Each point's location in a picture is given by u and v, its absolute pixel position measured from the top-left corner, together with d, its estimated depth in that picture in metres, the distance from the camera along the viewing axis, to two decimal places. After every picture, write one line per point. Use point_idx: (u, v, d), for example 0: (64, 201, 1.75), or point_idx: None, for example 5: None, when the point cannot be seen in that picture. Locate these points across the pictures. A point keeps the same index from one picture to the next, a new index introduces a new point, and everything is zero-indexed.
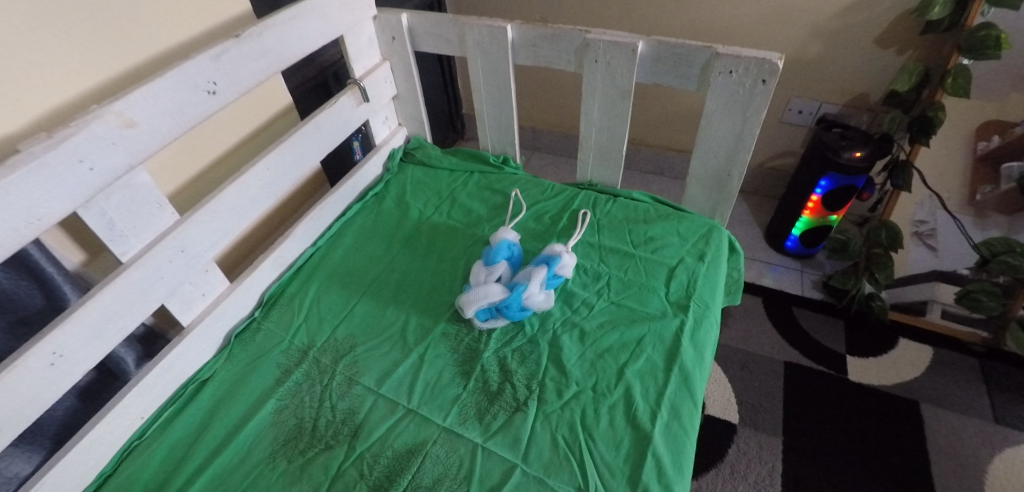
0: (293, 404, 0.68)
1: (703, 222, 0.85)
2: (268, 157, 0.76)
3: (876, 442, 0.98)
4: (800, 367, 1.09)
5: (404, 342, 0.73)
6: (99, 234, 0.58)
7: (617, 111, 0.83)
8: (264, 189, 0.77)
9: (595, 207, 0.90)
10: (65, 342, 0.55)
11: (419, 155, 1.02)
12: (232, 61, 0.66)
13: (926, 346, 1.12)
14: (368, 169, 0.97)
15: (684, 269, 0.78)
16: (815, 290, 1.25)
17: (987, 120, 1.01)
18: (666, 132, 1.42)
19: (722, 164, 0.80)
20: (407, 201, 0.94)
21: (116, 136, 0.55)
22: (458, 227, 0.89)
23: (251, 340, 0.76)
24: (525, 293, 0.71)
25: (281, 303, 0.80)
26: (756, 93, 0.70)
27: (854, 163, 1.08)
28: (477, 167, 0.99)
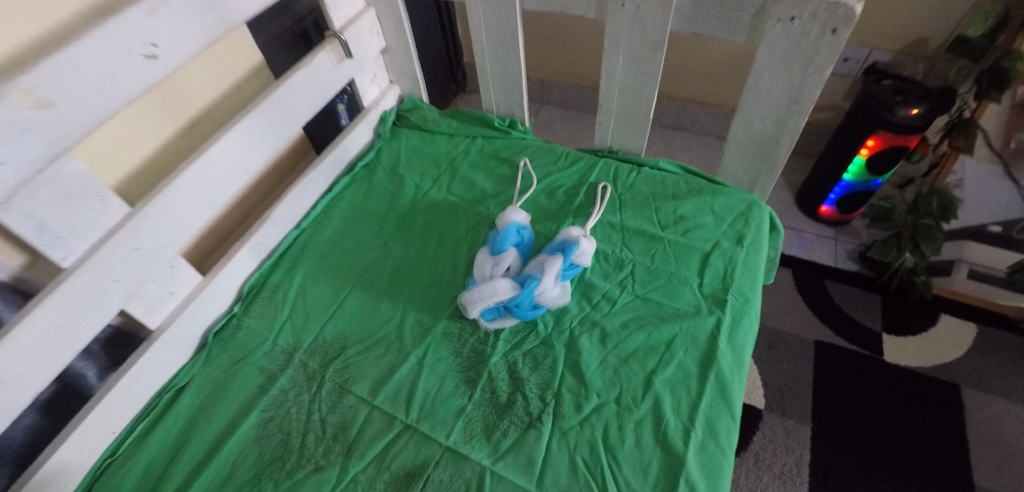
0: (278, 416, 0.60)
1: (742, 197, 0.74)
2: (233, 130, 0.65)
3: (913, 428, 0.92)
4: (832, 347, 1.02)
5: (401, 343, 0.64)
6: (27, 238, 0.47)
7: (645, 68, 0.70)
8: (233, 168, 0.66)
9: (616, 179, 0.79)
10: (5, 366, 0.47)
11: (414, 118, 0.90)
12: (174, 15, 0.53)
13: (970, 323, 1.04)
14: (356, 136, 0.86)
15: (720, 255, 0.68)
16: (849, 261, 1.15)
17: None
18: (690, 84, 1.27)
19: (769, 131, 0.68)
20: (400, 173, 0.83)
21: (29, 121, 0.44)
22: (459, 205, 0.78)
23: (232, 339, 0.68)
24: (537, 289, 0.62)
25: (263, 296, 0.71)
26: (821, 46, 0.57)
27: (909, 122, 0.95)
28: (481, 131, 0.87)
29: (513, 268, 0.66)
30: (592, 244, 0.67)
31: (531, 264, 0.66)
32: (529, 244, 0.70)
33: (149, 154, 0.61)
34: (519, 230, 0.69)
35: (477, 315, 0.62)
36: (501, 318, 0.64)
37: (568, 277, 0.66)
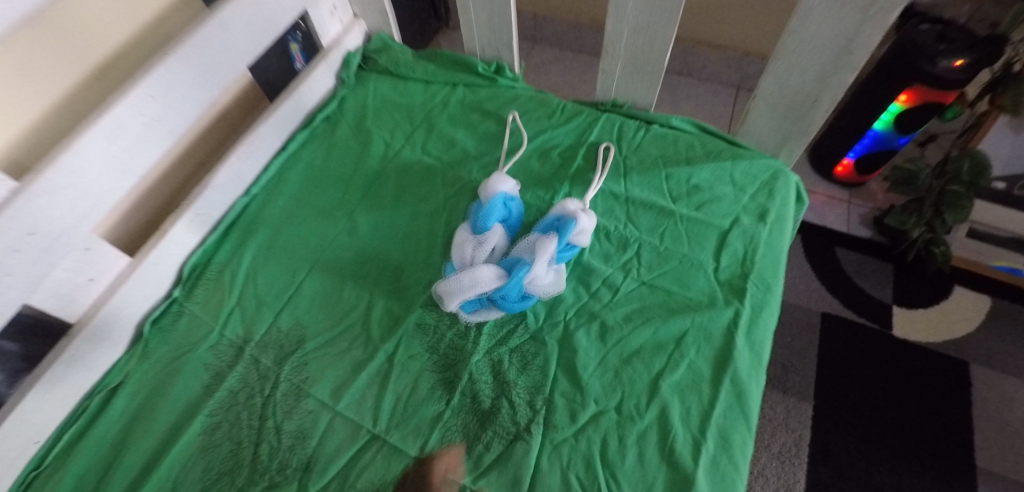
0: (227, 423, 0.52)
1: (766, 164, 0.64)
2: (149, 78, 0.51)
3: (918, 407, 0.87)
4: (839, 320, 0.96)
5: (369, 336, 0.55)
6: None
7: (662, 4, 0.57)
8: (153, 126, 0.54)
9: (621, 139, 0.67)
10: None
11: (383, 60, 0.76)
12: None
13: (984, 295, 0.98)
14: (315, 82, 0.72)
15: (740, 235, 0.59)
16: (862, 227, 1.07)
17: None
18: (697, 24, 1.12)
19: (807, 86, 0.56)
20: (367, 127, 0.70)
21: None
22: (437, 168, 0.66)
23: (172, 329, 0.58)
24: (528, 277, 0.52)
25: (208, 277, 0.61)
26: None
27: (952, 74, 0.83)
28: (462, 78, 0.74)
29: (498, 249, 0.56)
30: (591, 220, 0.57)
31: (519, 244, 0.56)
32: (517, 219, 0.59)
33: (41, 110, 0.49)
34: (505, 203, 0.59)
35: (456, 308, 0.52)
36: (484, 309, 0.55)
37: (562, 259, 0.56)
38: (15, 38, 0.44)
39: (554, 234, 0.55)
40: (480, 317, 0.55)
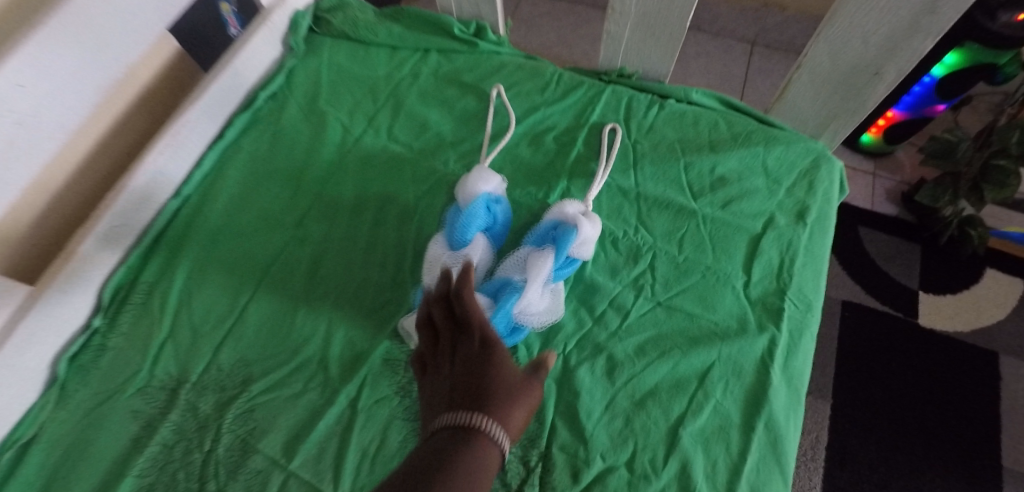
0: (160, 485, 0.43)
1: (806, 148, 0.53)
2: (15, 64, 0.39)
3: (944, 404, 0.81)
4: (861, 309, 0.88)
5: (328, 374, 0.46)
6: None
7: None
8: (27, 125, 0.42)
9: (629, 117, 0.55)
10: None
11: (339, 21, 0.62)
12: None
13: (1017, 279, 0.90)
14: (255, 50, 0.59)
15: (775, 239, 0.49)
16: (888, 203, 0.97)
17: None
18: None
19: (868, 55, 0.45)
20: (322, 108, 0.58)
21: None
22: (407, 158, 0.55)
23: (94, 368, 0.49)
24: (517, 307, 0.42)
25: (135, 300, 0.51)
26: None
27: (1010, 31, 0.71)
28: (435, 42, 0.61)
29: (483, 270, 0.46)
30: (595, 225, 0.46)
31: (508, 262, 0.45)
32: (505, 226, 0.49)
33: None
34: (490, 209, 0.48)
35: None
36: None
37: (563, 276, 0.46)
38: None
39: (549, 248, 0.44)
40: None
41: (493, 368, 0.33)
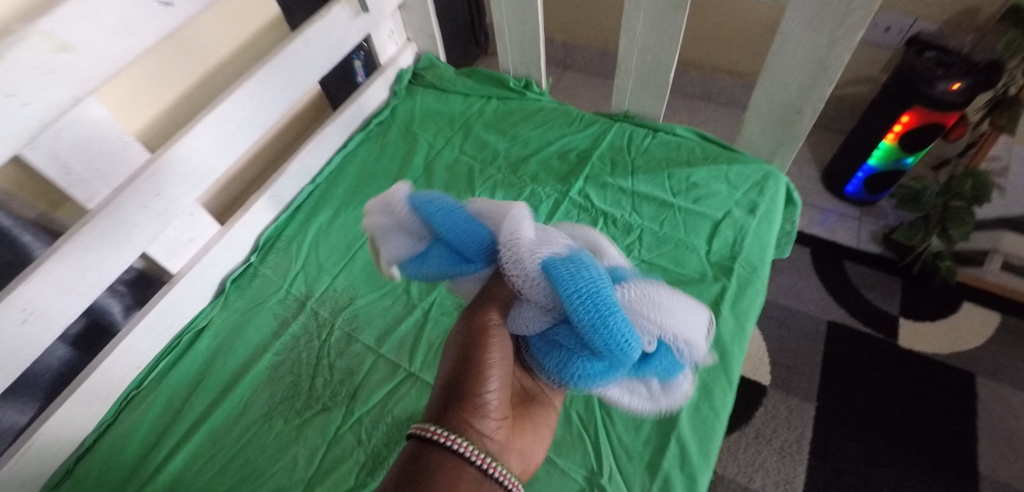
0: (290, 360, 0.64)
1: (759, 166, 0.72)
2: (251, 81, 0.65)
3: (924, 412, 0.88)
4: (846, 327, 0.97)
5: (408, 296, 0.67)
6: (52, 176, 0.50)
7: (667, 27, 0.67)
8: (249, 120, 0.67)
9: (630, 143, 0.77)
10: (36, 297, 0.50)
11: (430, 77, 0.89)
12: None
13: (995, 312, 0.97)
14: (372, 93, 0.86)
15: (731, 225, 0.67)
16: (872, 243, 1.08)
17: None
18: (716, 51, 1.21)
19: (791, 100, 0.66)
20: (415, 131, 0.84)
21: (53, 63, 0.45)
22: (474, 166, 0.78)
23: (248, 287, 0.71)
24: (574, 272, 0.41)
25: (279, 246, 0.74)
26: (852, 8, 0.54)
27: (950, 97, 0.88)
28: (496, 92, 0.86)
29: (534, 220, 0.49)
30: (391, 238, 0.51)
31: (480, 205, 0.51)
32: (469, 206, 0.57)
33: (162, 109, 0.60)
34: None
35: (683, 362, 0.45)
36: (651, 284, 0.45)
37: (446, 211, 0.49)
38: (153, 52, 0.56)
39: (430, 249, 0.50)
40: (690, 306, 0.45)
41: (463, 387, 0.42)
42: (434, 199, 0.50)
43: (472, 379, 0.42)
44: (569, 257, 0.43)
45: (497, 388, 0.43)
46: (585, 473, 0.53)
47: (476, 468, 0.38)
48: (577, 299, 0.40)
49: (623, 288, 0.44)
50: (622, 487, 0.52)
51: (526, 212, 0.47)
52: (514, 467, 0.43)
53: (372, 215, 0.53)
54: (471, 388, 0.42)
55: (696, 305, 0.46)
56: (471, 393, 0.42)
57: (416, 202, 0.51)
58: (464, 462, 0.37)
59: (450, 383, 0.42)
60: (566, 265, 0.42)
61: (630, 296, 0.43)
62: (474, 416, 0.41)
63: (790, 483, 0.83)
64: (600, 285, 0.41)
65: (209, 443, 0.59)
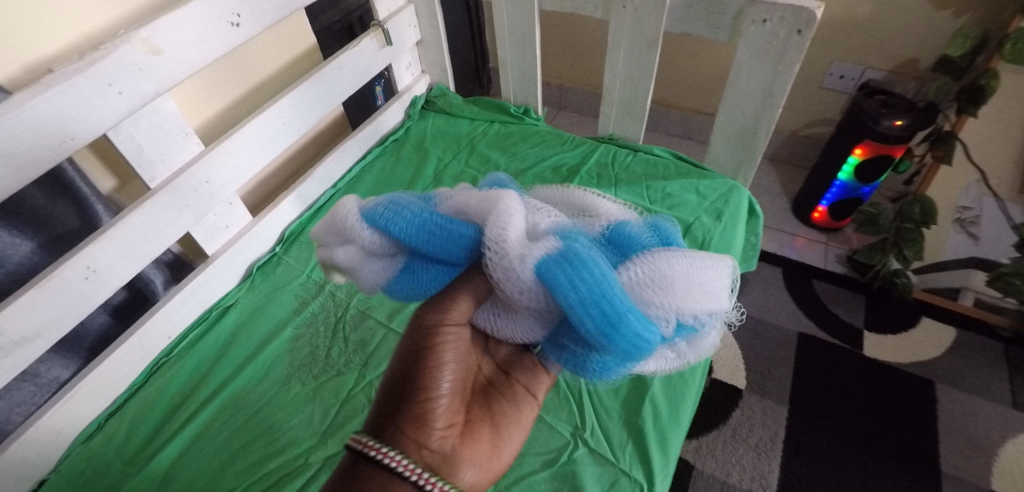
0: (308, 333, 0.71)
1: (725, 181, 0.83)
2: (293, 94, 0.76)
3: (888, 414, 0.95)
4: (815, 338, 1.05)
5: None
6: (128, 157, 0.60)
7: (643, 61, 0.80)
8: (287, 126, 0.78)
9: (614, 160, 0.88)
10: (98, 258, 0.59)
11: (440, 103, 1.02)
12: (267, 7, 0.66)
13: (950, 327, 1.06)
14: (390, 114, 0.98)
15: (700, 228, 0.77)
16: (838, 264, 1.19)
17: None
18: (693, 95, 1.36)
19: (748, 123, 0.78)
20: (426, 147, 0.95)
21: (143, 63, 0.56)
22: (478, 177, 0.89)
23: (272, 272, 0.80)
24: (573, 280, 0.38)
25: (301, 240, 0.83)
26: (790, 45, 0.67)
27: (893, 132, 1.01)
28: (499, 117, 0.98)
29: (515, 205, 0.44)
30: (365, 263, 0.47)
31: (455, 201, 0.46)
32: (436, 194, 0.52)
33: (213, 112, 0.72)
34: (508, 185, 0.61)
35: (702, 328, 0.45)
36: (654, 256, 0.42)
37: (416, 222, 0.44)
38: (211, 67, 0.69)
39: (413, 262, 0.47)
40: (703, 266, 0.43)
41: (405, 398, 0.43)
42: (392, 211, 0.45)
43: (415, 389, 0.43)
44: (563, 257, 0.40)
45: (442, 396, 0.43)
46: (570, 429, 0.61)
47: (408, 483, 0.39)
48: (581, 306, 0.38)
49: (627, 270, 0.42)
50: (602, 440, 0.60)
51: (504, 205, 0.42)
52: (468, 477, 0.44)
53: (332, 243, 0.48)
54: (412, 399, 0.42)
55: (706, 260, 0.44)
56: (411, 407, 0.42)
57: (375, 223, 0.45)
58: (396, 478, 0.38)
59: (394, 392, 0.43)
60: (563, 272, 0.38)
61: (635, 277, 0.41)
62: (414, 426, 0.42)
63: (764, 478, 0.89)
64: (604, 285, 0.38)
65: (232, 402, 0.65)
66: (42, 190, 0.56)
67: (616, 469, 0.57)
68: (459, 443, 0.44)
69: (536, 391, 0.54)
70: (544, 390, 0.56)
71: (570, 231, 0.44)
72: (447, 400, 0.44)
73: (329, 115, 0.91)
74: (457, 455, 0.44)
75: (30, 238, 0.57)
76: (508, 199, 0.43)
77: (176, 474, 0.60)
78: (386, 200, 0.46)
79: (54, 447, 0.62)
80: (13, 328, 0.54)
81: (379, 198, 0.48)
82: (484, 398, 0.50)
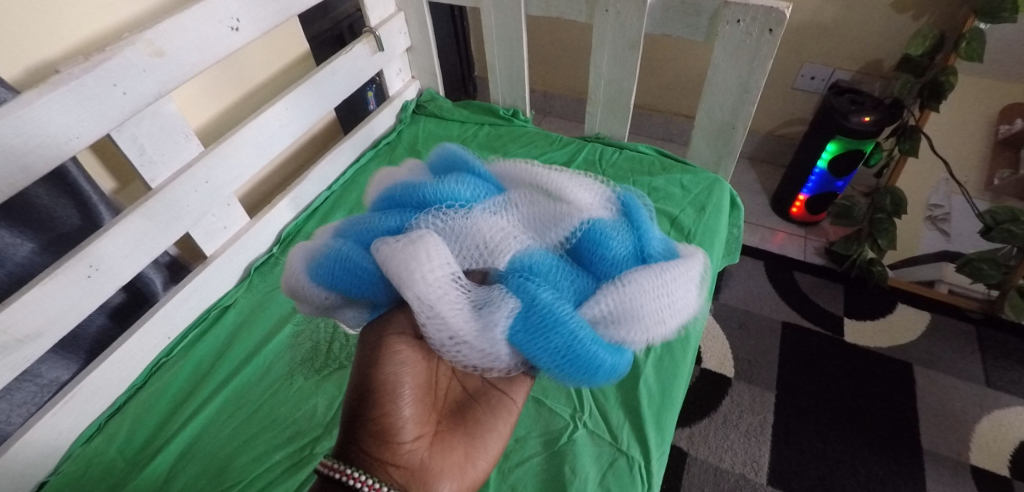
0: (309, 329, 0.73)
1: (707, 175, 0.87)
2: (289, 98, 0.78)
3: (870, 396, 0.99)
4: (798, 327, 1.09)
5: None
6: (130, 157, 0.61)
7: (626, 62, 0.84)
8: (284, 129, 0.79)
9: (601, 158, 0.92)
10: (100, 257, 0.60)
11: (431, 108, 1.05)
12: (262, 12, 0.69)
13: (924, 312, 1.11)
14: (382, 119, 1.00)
15: (685, 219, 0.80)
16: (816, 255, 1.24)
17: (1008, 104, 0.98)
18: (674, 98, 1.41)
19: (728, 119, 0.82)
20: (418, 149, 0.97)
21: (146, 65, 0.58)
22: None
23: (270, 272, 0.81)
24: (542, 342, 0.40)
25: (297, 241, 0.84)
26: (763, 43, 0.72)
27: (863, 127, 1.06)
28: (488, 119, 1.01)
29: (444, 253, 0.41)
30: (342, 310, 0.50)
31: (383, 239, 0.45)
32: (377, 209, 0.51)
33: (210, 115, 0.74)
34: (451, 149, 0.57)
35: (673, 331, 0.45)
36: (618, 287, 0.41)
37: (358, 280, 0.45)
38: (208, 71, 0.71)
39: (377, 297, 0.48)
40: (668, 290, 0.41)
41: (363, 417, 0.43)
42: (331, 267, 0.45)
43: (372, 408, 0.43)
44: (523, 321, 0.40)
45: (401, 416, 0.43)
46: (569, 411, 0.63)
47: None
48: (545, 361, 0.41)
49: (592, 306, 0.41)
50: (601, 422, 0.61)
51: (432, 283, 0.40)
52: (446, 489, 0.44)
53: (295, 297, 0.50)
54: (370, 417, 0.42)
55: (672, 277, 0.42)
56: (370, 428, 0.42)
57: (323, 282, 0.46)
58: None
59: (352, 414, 0.43)
60: (531, 338, 0.40)
61: (597, 316, 0.41)
62: (373, 444, 0.42)
63: (756, 462, 0.91)
64: (575, 341, 0.40)
65: (235, 398, 0.66)
66: (46, 188, 0.58)
67: (615, 448, 0.59)
68: (429, 456, 0.44)
69: (514, 396, 0.52)
70: (524, 394, 0.53)
71: (531, 268, 0.43)
72: (409, 414, 0.44)
73: (323, 118, 0.93)
74: (429, 467, 0.43)
75: (31, 238, 0.57)
76: (439, 267, 0.40)
77: (181, 469, 0.60)
78: (325, 253, 0.46)
79: (55, 448, 0.61)
80: (17, 326, 0.54)
81: (317, 250, 0.48)
82: (456, 407, 0.49)
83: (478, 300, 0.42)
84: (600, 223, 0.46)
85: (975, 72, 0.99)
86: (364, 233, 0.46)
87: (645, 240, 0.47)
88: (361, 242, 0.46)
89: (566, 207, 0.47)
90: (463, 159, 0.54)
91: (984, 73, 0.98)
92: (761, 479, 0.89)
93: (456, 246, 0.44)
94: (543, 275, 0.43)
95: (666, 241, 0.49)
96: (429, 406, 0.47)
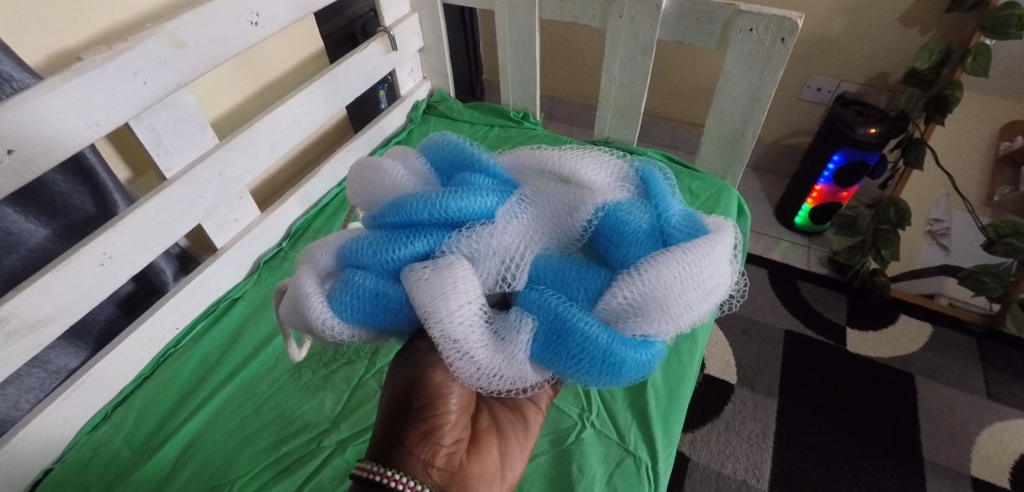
0: None
1: (715, 182, 0.87)
2: (303, 93, 0.79)
3: (872, 406, 0.99)
4: (801, 336, 1.10)
5: None
6: (148, 147, 0.62)
7: (638, 68, 0.85)
8: (297, 124, 0.80)
9: None
10: (113, 245, 0.60)
11: (442, 108, 1.06)
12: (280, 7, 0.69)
13: (927, 323, 1.12)
14: (393, 118, 1.01)
15: None
16: (820, 265, 1.25)
17: (1012, 120, 0.99)
18: (680, 106, 1.42)
19: (737, 126, 0.83)
20: None
21: (166, 56, 0.58)
22: None
23: (279, 267, 0.81)
24: (567, 351, 0.39)
25: (307, 235, 0.85)
26: (774, 52, 0.72)
27: (868, 139, 1.07)
28: (498, 121, 1.02)
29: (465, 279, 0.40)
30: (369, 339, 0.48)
31: (404, 270, 0.42)
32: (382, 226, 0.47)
33: (223, 110, 0.74)
34: (451, 144, 0.53)
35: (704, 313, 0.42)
36: (636, 277, 0.39)
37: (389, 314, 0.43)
38: (225, 65, 0.72)
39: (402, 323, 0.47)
40: (694, 272, 0.38)
41: (410, 417, 0.43)
42: (357, 305, 0.43)
43: (418, 409, 0.43)
44: (543, 334, 0.40)
45: (444, 419, 0.44)
46: (577, 411, 0.63)
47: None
48: (574, 366, 0.40)
49: (612, 300, 0.39)
50: (609, 421, 0.62)
51: (460, 319, 0.39)
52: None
53: (312, 333, 0.46)
54: (417, 417, 0.43)
55: (697, 254, 0.39)
56: (414, 428, 0.42)
57: (348, 320, 0.43)
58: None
59: (397, 414, 0.44)
60: (553, 346, 0.40)
61: (618, 307, 0.39)
62: (417, 445, 0.42)
63: (758, 468, 0.91)
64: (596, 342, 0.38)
65: (242, 390, 0.66)
66: (64, 175, 0.58)
67: (623, 449, 0.59)
68: (467, 459, 0.44)
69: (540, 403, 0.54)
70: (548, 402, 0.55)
71: (544, 276, 0.43)
72: (452, 417, 0.45)
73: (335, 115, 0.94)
74: (466, 470, 0.43)
75: (45, 225, 0.58)
76: (466, 300, 0.40)
77: (188, 460, 0.60)
78: (343, 287, 0.43)
79: (61, 437, 0.61)
80: (29, 312, 0.54)
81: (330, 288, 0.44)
82: (489, 411, 0.50)
83: (498, 326, 0.42)
84: (617, 207, 0.45)
85: (981, 87, 1.00)
86: (381, 260, 0.43)
87: (664, 216, 0.45)
88: (383, 272, 0.44)
89: (580, 202, 0.46)
90: (470, 157, 0.51)
91: (989, 88, 0.99)
92: (763, 485, 0.89)
93: (476, 268, 0.43)
94: (558, 278, 0.43)
95: (688, 212, 0.47)
96: (469, 411, 0.47)
